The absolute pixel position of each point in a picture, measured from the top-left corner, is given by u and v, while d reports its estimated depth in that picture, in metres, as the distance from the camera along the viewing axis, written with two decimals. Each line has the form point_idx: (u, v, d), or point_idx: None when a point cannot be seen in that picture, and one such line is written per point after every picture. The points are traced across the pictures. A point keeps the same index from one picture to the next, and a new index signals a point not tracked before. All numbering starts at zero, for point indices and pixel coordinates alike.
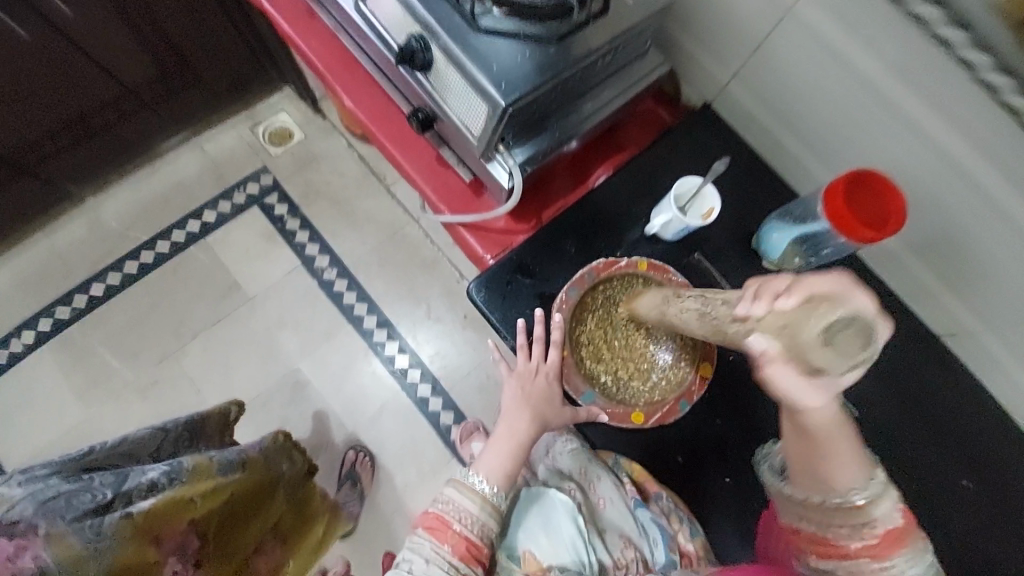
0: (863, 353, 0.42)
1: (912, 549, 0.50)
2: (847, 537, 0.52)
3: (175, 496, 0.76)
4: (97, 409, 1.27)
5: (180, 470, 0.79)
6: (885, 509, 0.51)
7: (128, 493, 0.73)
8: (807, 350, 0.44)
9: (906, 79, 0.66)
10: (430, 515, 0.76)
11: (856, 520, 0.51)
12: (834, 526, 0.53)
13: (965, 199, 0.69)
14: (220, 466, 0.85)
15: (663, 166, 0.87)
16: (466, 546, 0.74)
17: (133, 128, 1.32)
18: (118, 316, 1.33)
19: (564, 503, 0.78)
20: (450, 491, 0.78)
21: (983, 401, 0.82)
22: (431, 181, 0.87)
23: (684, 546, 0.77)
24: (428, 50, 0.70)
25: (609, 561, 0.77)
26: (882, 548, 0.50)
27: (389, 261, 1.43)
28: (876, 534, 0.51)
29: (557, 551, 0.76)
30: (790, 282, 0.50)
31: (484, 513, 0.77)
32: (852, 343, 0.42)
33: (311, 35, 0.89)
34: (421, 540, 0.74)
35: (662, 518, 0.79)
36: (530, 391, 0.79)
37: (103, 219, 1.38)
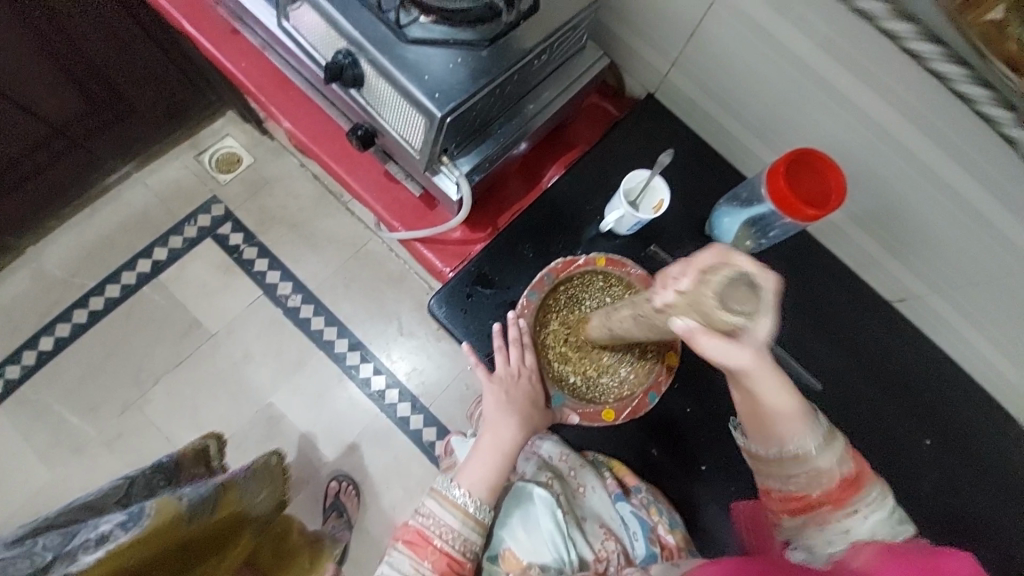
0: (759, 302, 0.45)
1: (870, 490, 0.55)
2: (809, 488, 0.55)
3: (122, 547, 0.66)
4: (60, 467, 1.21)
5: (140, 516, 0.71)
6: (835, 455, 0.55)
7: (74, 552, 0.68)
8: (717, 317, 0.45)
9: (836, 56, 0.65)
10: (410, 529, 0.69)
11: (807, 470, 0.55)
12: (798, 480, 0.56)
13: (904, 170, 0.69)
14: (190, 506, 0.76)
15: (612, 162, 0.86)
16: (448, 563, 0.67)
17: (67, 169, 1.26)
18: (73, 368, 1.27)
19: (542, 498, 0.73)
20: (431, 502, 0.70)
21: (944, 363, 0.83)
22: (380, 196, 0.82)
23: (664, 537, 0.73)
24: (357, 65, 0.65)
25: (591, 555, 0.72)
26: (841, 493, 0.54)
27: (355, 280, 1.39)
28: (832, 481, 0.54)
29: (535, 547, 0.71)
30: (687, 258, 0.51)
31: (468, 527, 0.69)
32: (746, 297, 0.45)
33: (236, 54, 0.83)
34: (401, 556, 0.67)
35: (642, 511, 0.74)
36: (514, 394, 0.73)
37: (46, 268, 1.31)
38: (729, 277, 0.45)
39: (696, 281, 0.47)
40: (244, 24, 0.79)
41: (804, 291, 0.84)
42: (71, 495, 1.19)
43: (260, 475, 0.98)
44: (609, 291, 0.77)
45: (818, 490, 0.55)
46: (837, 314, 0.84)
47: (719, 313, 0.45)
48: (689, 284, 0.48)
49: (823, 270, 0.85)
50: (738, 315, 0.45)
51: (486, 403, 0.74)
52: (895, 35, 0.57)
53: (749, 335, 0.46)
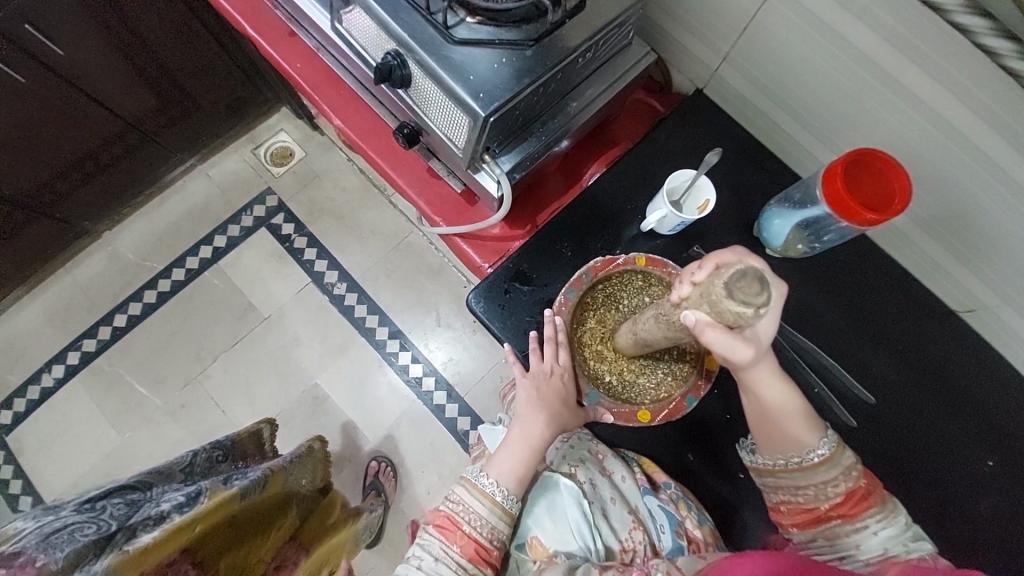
0: (760, 296, 0.47)
1: (878, 509, 0.60)
2: (817, 500, 0.62)
3: (177, 528, 0.73)
4: (129, 434, 1.32)
5: (195, 500, 0.77)
6: (843, 470, 0.61)
7: (136, 526, 0.72)
8: (722, 308, 0.50)
9: (903, 50, 0.61)
10: (440, 514, 0.71)
11: (817, 481, 0.62)
12: (807, 493, 0.63)
13: (975, 172, 0.64)
14: (243, 489, 0.83)
15: (656, 160, 0.84)
16: (475, 547, 0.69)
17: (138, 161, 1.36)
18: (142, 345, 1.38)
19: (569, 489, 0.74)
20: (461, 489, 0.73)
21: (1010, 380, 0.77)
22: (423, 192, 0.84)
23: (691, 532, 0.73)
24: (405, 66, 0.66)
25: (617, 545, 0.73)
26: (846, 507, 0.61)
27: (396, 271, 1.44)
28: (840, 497, 0.61)
29: (561, 536, 0.72)
30: (704, 261, 0.57)
31: (496, 515, 0.71)
32: (750, 289, 0.48)
33: (293, 54, 0.87)
34: (431, 538, 0.70)
35: (670, 506, 0.75)
36: (546, 391, 0.73)
37: (120, 252, 1.43)
38: (738, 270, 0.49)
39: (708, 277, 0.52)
40: (300, 27, 0.83)
41: (857, 296, 0.80)
42: (138, 460, 1.30)
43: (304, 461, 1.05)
44: (647, 291, 0.76)
45: (825, 502, 0.61)
46: (892, 322, 0.79)
47: (726, 304, 0.49)
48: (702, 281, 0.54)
49: (879, 275, 0.80)
50: (745, 307, 0.48)
51: (519, 398, 0.75)
52: (965, 29, 0.55)
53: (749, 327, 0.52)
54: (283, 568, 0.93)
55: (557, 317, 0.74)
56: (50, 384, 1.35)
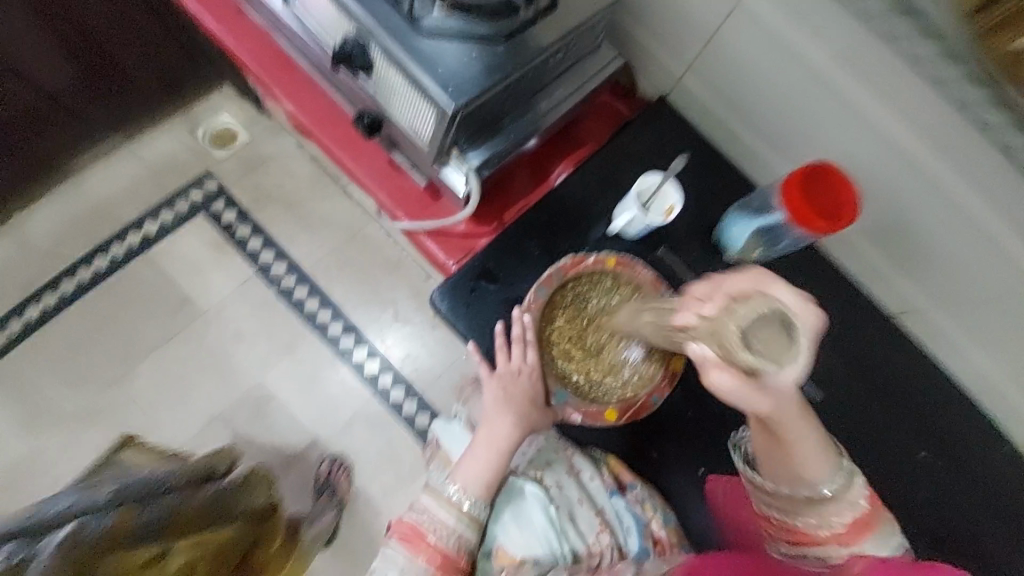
0: (790, 349, 0.44)
1: (881, 534, 0.54)
2: (817, 528, 0.55)
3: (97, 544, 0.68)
4: (47, 442, 1.19)
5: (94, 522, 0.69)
6: (848, 497, 0.54)
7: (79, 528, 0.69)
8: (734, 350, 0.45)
9: (856, 69, 0.65)
10: (405, 523, 0.70)
11: (820, 511, 0.55)
12: (805, 520, 0.55)
13: (911, 185, 0.70)
14: (142, 523, 0.72)
15: (622, 161, 0.85)
16: (441, 558, 0.68)
17: (57, 136, 1.24)
18: (60, 342, 1.24)
19: (534, 495, 0.74)
20: (427, 499, 0.71)
21: (937, 376, 0.84)
22: (385, 186, 0.81)
23: (657, 532, 0.74)
24: (367, 53, 0.63)
25: (584, 549, 0.72)
26: (852, 536, 0.53)
27: (350, 264, 1.37)
28: (845, 526, 0.54)
29: (528, 542, 0.71)
30: (720, 288, 0.52)
31: (462, 523, 0.69)
32: (774, 342, 0.44)
33: (239, 31, 0.80)
34: (396, 551, 0.68)
35: (636, 507, 0.75)
36: (513, 394, 0.72)
37: (32, 238, 1.27)
38: (760, 313, 0.45)
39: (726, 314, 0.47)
40: (250, 2, 0.76)
41: (805, 299, 0.84)
42: (58, 470, 1.18)
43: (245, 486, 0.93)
44: (616, 291, 0.77)
45: (826, 532, 0.54)
46: (835, 324, 0.84)
47: (741, 351, 0.45)
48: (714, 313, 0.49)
49: (825, 279, 0.85)
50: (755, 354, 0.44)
51: (486, 399, 0.73)
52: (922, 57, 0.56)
53: (769, 379, 0.46)
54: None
55: (525, 317, 0.73)
56: None
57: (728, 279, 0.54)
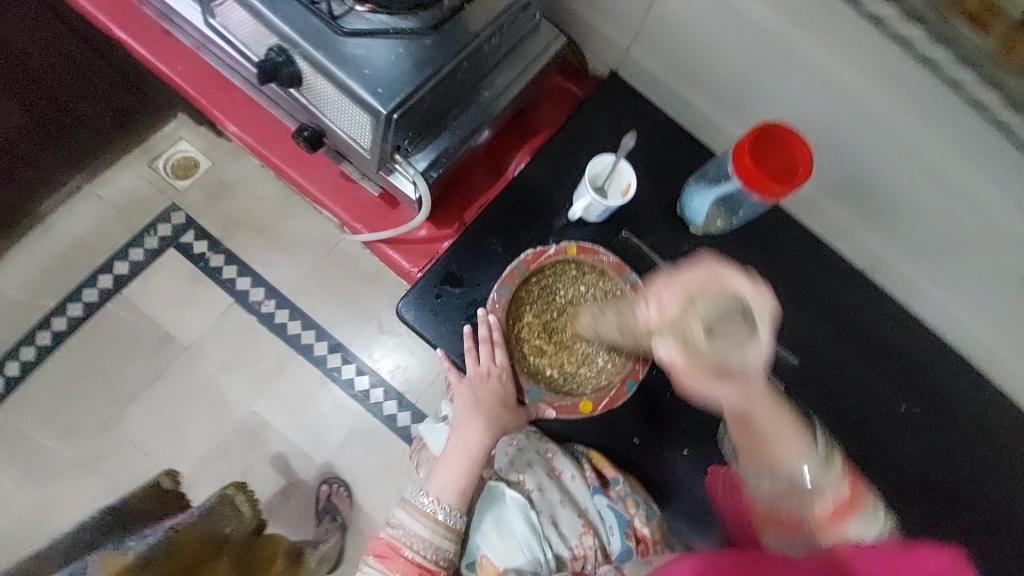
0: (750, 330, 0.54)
1: (865, 513, 0.55)
2: (803, 512, 0.56)
3: None
4: (41, 495, 1.18)
5: (83, 573, 0.64)
6: (826, 476, 0.56)
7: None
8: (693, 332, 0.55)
9: (798, 24, 0.63)
10: (381, 542, 0.69)
11: (806, 495, 0.56)
12: (797, 504, 0.56)
13: (869, 139, 0.68)
14: (141, 556, 0.68)
15: (578, 146, 0.83)
16: (419, 572, 0.67)
17: (13, 186, 1.20)
18: (42, 393, 1.22)
19: (515, 501, 0.73)
20: (402, 513, 0.70)
21: (919, 328, 0.83)
22: (339, 199, 0.79)
23: (640, 530, 0.73)
24: (293, 63, 0.60)
25: (568, 553, 0.73)
26: (836, 519, 0.54)
27: (329, 282, 1.35)
28: (829, 504, 0.55)
29: (511, 551, 0.71)
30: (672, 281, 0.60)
31: (438, 535, 0.69)
32: (729, 317, 0.55)
33: (171, 55, 0.77)
34: (372, 570, 0.67)
35: (618, 505, 0.74)
36: (482, 396, 0.71)
37: (3, 292, 1.25)
38: (718, 296, 0.55)
39: (684, 306, 0.56)
40: (175, 23, 0.74)
41: (779, 266, 0.83)
42: (55, 522, 1.17)
43: (223, 508, 0.87)
44: (583, 279, 0.75)
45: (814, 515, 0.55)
46: (811, 287, 0.83)
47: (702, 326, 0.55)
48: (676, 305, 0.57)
49: (797, 242, 0.84)
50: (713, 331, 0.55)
51: (456, 404, 0.72)
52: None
53: (722, 354, 0.55)
54: None
55: (490, 316, 0.72)
56: None
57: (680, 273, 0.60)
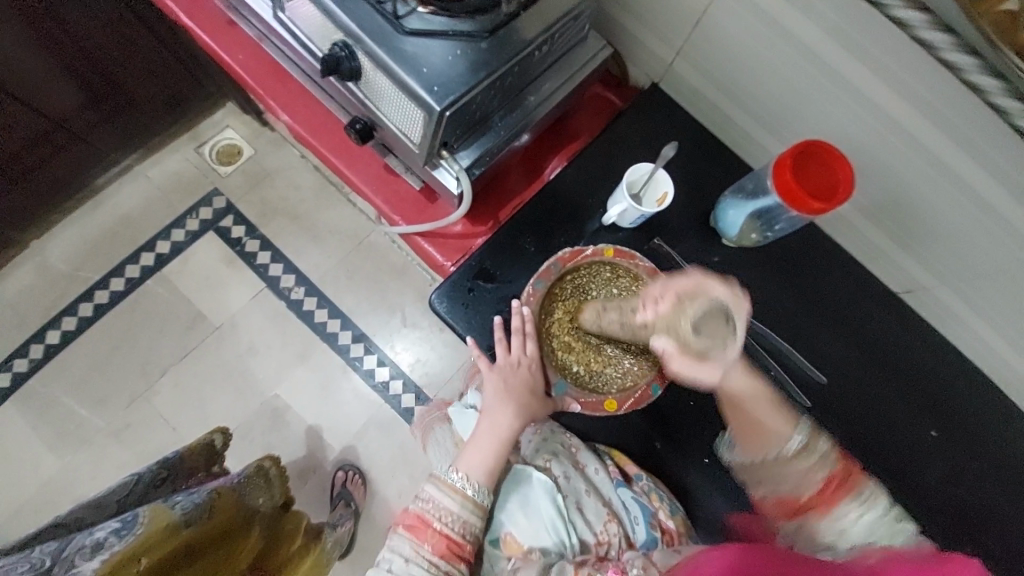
0: (726, 330, 0.59)
1: (860, 491, 0.59)
2: (795, 493, 0.61)
3: (122, 558, 0.63)
4: (72, 459, 1.23)
5: (132, 524, 0.67)
6: (818, 455, 0.61)
7: (68, 560, 0.62)
8: (689, 338, 0.59)
9: (847, 45, 0.64)
10: (410, 514, 0.72)
11: (799, 467, 0.61)
12: (788, 482, 0.61)
13: (911, 160, 0.68)
14: (184, 514, 0.72)
15: (616, 153, 0.84)
16: (448, 544, 0.70)
17: (69, 163, 1.26)
18: (80, 361, 1.28)
19: (542, 483, 0.76)
20: (430, 488, 0.73)
21: (949, 355, 0.82)
22: (381, 191, 0.82)
23: (665, 522, 0.75)
24: (355, 58, 0.63)
25: (592, 538, 0.75)
26: (826, 500, 0.59)
27: (357, 273, 1.39)
28: (821, 483, 0.60)
29: (536, 531, 0.74)
30: (664, 285, 0.64)
31: (466, 509, 0.71)
32: (714, 323, 0.59)
33: (234, 46, 0.82)
34: (401, 540, 0.70)
35: (643, 497, 0.76)
36: (513, 383, 0.74)
37: (50, 262, 1.31)
38: (703, 305, 0.60)
39: (675, 309, 0.60)
40: (241, 16, 0.78)
41: (809, 283, 0.83)
42: (82, 486, 1.21)
43: (255, 481, 0.91)
44: (616, 281, 0.76)
45: (806, 491, 0.60)
46: (840, 306, 0.83)
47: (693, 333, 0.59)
48: (666, 310, 0.61)
49: (828, 262, 0.84)
50: (701, 336, 0.59)
51: (487, 391, 0.75)
52: (929, 45, 0.55)
53: (715, 356, 0.59)
54: None
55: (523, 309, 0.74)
56: None
57: (672, 279, 0.64)
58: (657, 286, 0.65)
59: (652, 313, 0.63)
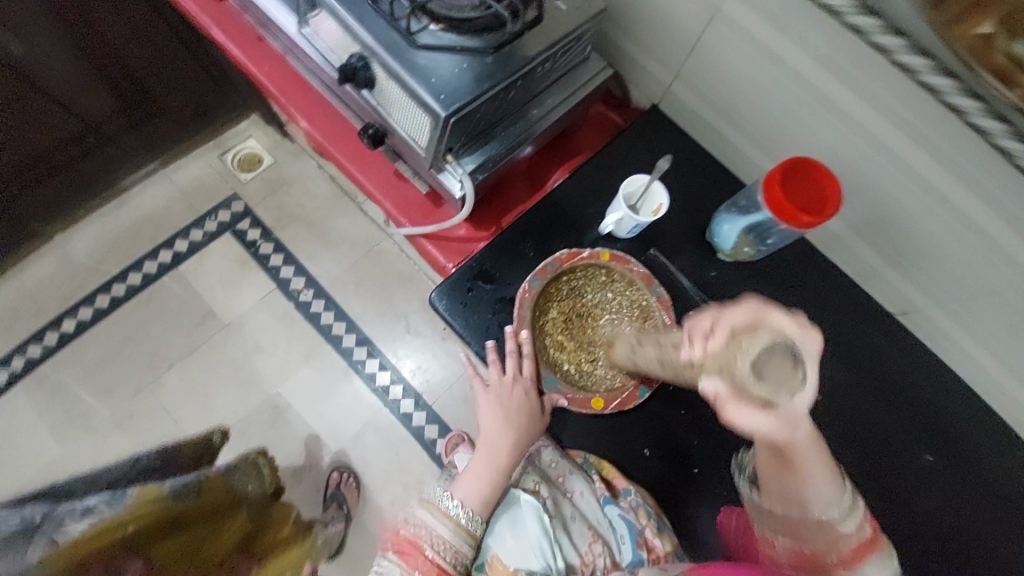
0: (795, 375, 0.46)
1: (885, 558, 0.54)
2: (824, 550, 0.55)
3: (106, 525, 0.69)
4: (76, 446, 1.26)
5: (122, 495, 0.73)
6: (854, 525, 0.54)
7: (59, 517, 0.69)
8: (747, 384, 0.46)
9: (836, 71, 0.67)
10: (401, 539, 0.74)
11: (831, 534, 0.55)
12: (815, 540, 0.55)
13: (899, 181, 0.71)
14: (173, 491, 0.78)
15: (615, 167, 0.88)
16: (437, 572, 0.71)
17: (98, 162, 1.33)
18: (92, 352, 1.32)
19: (530, 504, 0.79)
20: (423, 513, 0.76)
21: (943, 377, 0.83)
22: (390, 194, 0.86)
23: (652, 541, 0.76)
24: (370, 68, 0.68)
25: (578, 560, 0.79)
26: (856, 558, 0.54)
27: (365, 279, 1.43)
28: (851, 548, 0.54)
29: (524, 554, 0.76)
30: (717, 316, 0.54)
31: (459, 536, 0.74)
32: (781, 368, 0.46)
33: (261, 57, 0.88)
34: (392, 565, 0.72)
35: (630, 514, 0.78)
36: (507, 405, 0.76)
37: (72, 255, 1.37)
38: (768, 345, 0.46)
39: (733, 347, 0.48)
40: (269, 29, 0.84)
41: (802, 299, 0.85)
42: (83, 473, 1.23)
43: (242, 468, 0.94)
44: (610, 286, 0.80)
45: (834, 554, 0.54)
46: (833, 323, 0.84)
47: (753, 381, 0.46)
48: (722, 347, 0.50)
49: (822, 280, 0.86)
50: (767, 388, 0.46)
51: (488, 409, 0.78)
52: (908, 68, 0.55)
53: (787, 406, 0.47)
54: None
55: (519, 304, 0.76)
56: None
57: (726, 311, 0.54)
58: (706, 314, 0.56)
59: (699, 350, 0.53)
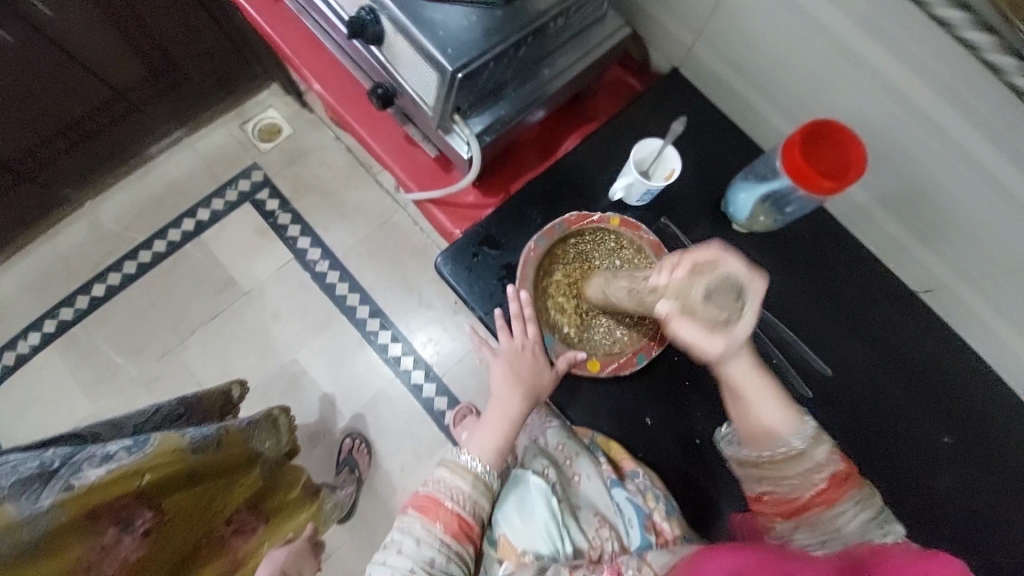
0: (739, 306, 0.48)
1: (861, 491, 0.56)
2: (799, 488, 0.56)
3: (121, 474, 0.67)
4: (106, 404, 1.32)
5: (144, 443, 0.71)
6: (822, 452, 0.57)
7: (78, 463, 0.67)
8: (697, 306, 0.49)
9: (867, 26, 0.63)
10: (421, 495, 0.75)
11: (801, 467, 0.56)
12: (789, 478, 0.57)
13: (932, 148, 0.66)
14: (194, 444, 0.76)
15: (630, 133, 0.85)
16: (458, 524, 0.73)
17: (125, 131, 1.36)
18: (120, 314, 1.37)
19: (538, 486, 0.77)
20: (442, 471, 0.77)
21: (969, 359, 0.79)
22: (400, 159, 0.86)
23: (660, 524, 0.76)
24: (379, 22, 0.67)
25: (585, 544, 0.76)
26: (829, 490, 0.55)
27: (379, 251, 1.44)
28: (824, 480, 0.56)
29: (531, 536, 0.74)
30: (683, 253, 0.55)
31: (477, 490, 0.75)
32: (730, 297, 0.48)
33: (276, 19, 0.87)
34: (412, 520, 0.73)
35: (637, 497, 0.77)
36: (518, 368, 0.76)
37: (101, 221, 1.42)
38: (722, 276, 0.48)
39: (689, 277, 0.51)
40: None
41: (820, 274, 0.82)
42: None
43: (264, 425, 0.96)
44: (618, 253, 0.79)
45: (807, 485, 0.56)
46: (853, 299, 0.81)
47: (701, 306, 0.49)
48: (680, 278, 0.52)
49: (844, 255, 0.82)
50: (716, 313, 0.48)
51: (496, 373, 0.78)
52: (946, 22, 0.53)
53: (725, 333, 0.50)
54: (239, 533, 0.88)
55: (524, 263, 0.76)
56: (26, 351, 1.34)
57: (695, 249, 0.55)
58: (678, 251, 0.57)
59: (665, 278, 0.54)
